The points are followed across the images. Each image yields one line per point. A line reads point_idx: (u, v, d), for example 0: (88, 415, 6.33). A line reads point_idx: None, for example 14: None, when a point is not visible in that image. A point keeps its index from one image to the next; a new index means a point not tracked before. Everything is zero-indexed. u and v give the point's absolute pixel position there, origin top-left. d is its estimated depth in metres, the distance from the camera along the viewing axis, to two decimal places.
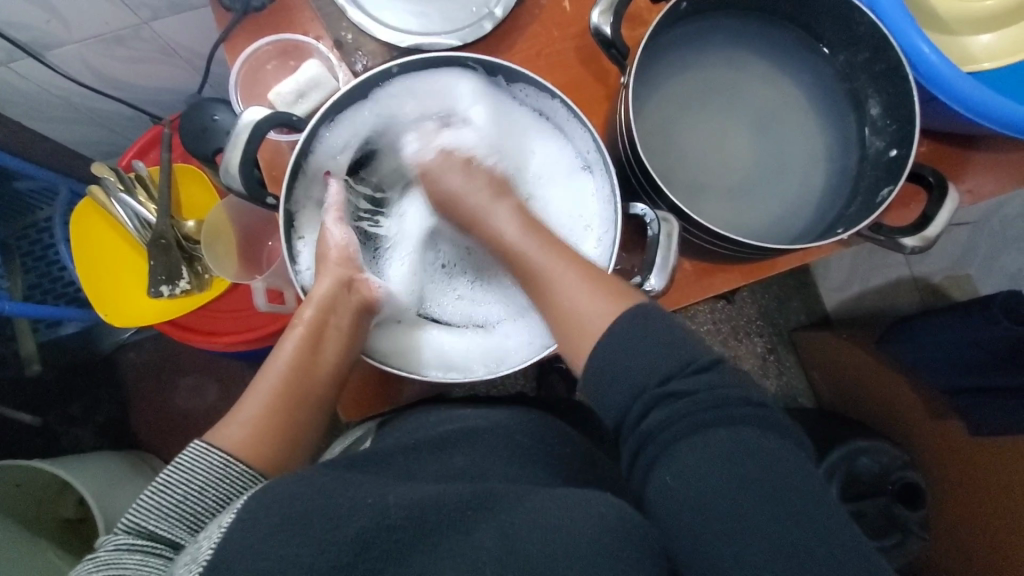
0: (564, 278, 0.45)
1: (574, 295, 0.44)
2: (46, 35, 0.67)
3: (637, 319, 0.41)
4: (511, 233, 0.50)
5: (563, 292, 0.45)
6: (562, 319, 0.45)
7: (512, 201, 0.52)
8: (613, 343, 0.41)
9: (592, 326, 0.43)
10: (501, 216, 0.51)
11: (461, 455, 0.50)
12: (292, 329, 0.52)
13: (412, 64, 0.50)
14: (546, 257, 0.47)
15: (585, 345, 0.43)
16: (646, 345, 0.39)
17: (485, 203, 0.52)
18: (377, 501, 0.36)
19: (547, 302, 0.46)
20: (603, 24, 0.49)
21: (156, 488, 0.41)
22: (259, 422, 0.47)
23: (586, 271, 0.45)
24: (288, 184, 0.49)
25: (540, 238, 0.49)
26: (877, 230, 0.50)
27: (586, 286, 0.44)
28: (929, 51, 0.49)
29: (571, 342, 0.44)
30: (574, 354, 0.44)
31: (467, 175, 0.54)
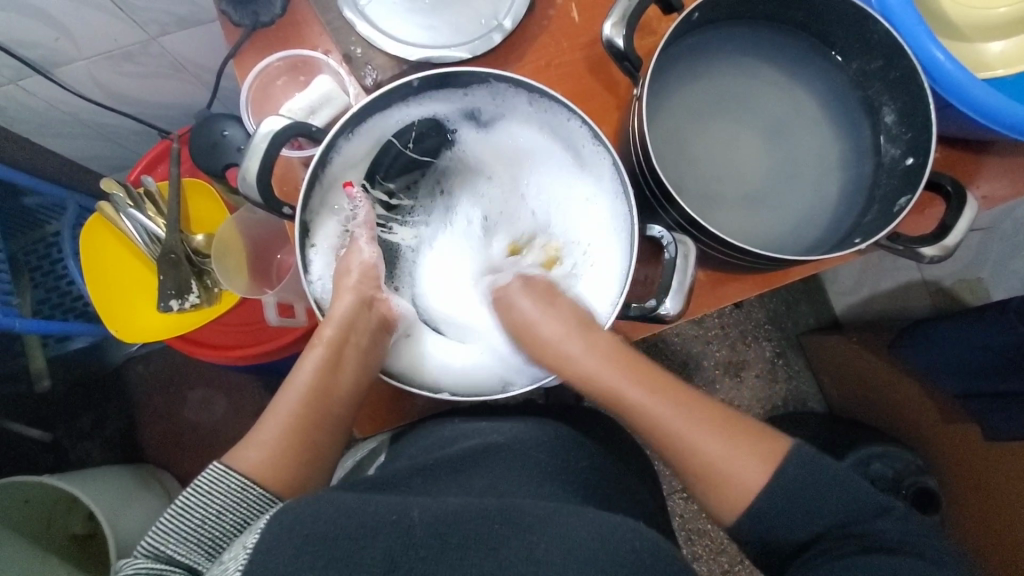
0: (693, 431, 0.49)
1: (711, 444, 0.49)
2: (56, 53, 0.68)
3: (791, 474, 0.47)
4: (609, 378, 0.52)
5: (699, 440, 0.49)
6: (704, 470, 0.49)
7: (598, 336, 0.53)
8: (777, 498, 0.47)
9: (750, 480, 0.47)
10: (596, 361, 0.52)
11: (480, 477, 0.49)
12: (312, 348, 0.52)
13: (433, 78, 0.49)
14: (673, 411, 0.50)
15: (739, 500, 0.48)
16: (816, 488, 0.47)
17: (557, 331, 0.53)
18: (399, 519, 0.36)
19: (680, 451, 0.50)
20: (616, 37, 0.48)
21: (175, 511, 0.41)
22: (277, 443, 0.47)
23: (718, 423, 0.50)
24: (306, 195, 0.49)
25: (667, 391, 0.51)
26: (894, 240, 0.50)
27: (717, 434, 0.49)
28: (944, 57, 0.49)
29: (720, 495, 0.49)
30: (720, 505, 0.49)
31: (546, 304, 0.54)
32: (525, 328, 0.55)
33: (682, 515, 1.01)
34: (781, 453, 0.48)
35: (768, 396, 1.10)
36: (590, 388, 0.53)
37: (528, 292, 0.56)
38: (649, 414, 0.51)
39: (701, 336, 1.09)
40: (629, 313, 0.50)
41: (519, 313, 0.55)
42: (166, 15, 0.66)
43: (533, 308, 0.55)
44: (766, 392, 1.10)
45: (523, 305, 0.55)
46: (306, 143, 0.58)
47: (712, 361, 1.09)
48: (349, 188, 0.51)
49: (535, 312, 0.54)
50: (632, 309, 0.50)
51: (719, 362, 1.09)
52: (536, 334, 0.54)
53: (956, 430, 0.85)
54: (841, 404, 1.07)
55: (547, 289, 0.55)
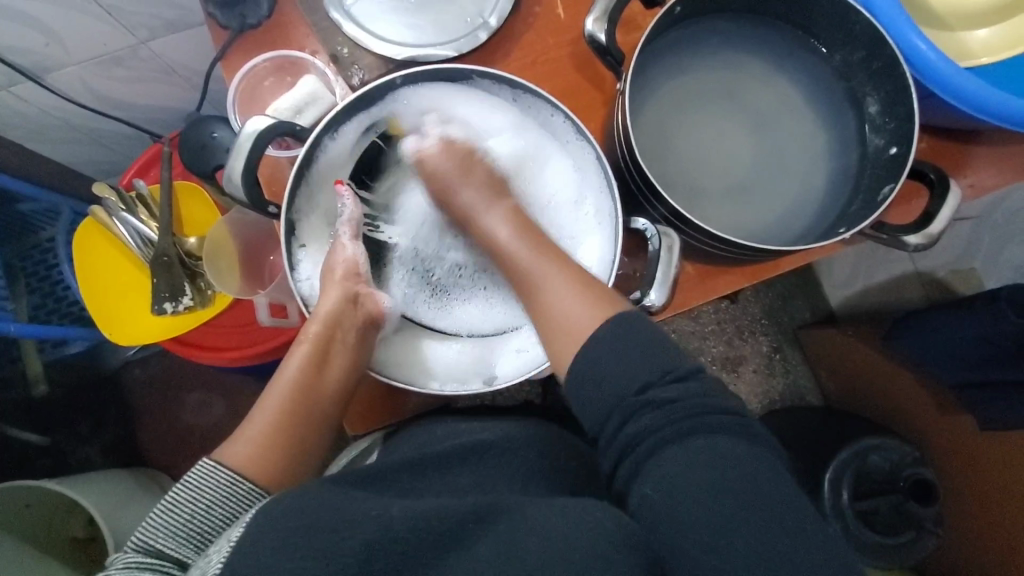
0: (552, 287, 0.46)
1: (561, 298, 0.45)
2: (46, 59, 0.68)
3: (622, 330, 0.42)
4: (506, 239, 0.50)
5: (550, 295, 0.46)
6: (549, 325, 0.46)
7: (507, 205, 0.52)
8: (603, 347, 0.42)
9: (580, 331, 0.44)
10: (495, 218, 0.51)
11: (466, 474, 0.50)
12: (298, 346, 0.53)
13: (415, 74, 0.49)
14: (534, 262, 0.48)
15: (570, 350, 0.44)
16: (628, 360, 0.41)
17: (477, 200, 0.52)
18: (383, 511, 0.36)
19: (537, 307, 0.47)
20: (598, 32, 0.49)
21: (164, 507, 0.41)
22: (265, 439, 0.47)
23: (575, 279, 0.46)
24: (291, 195, 0.49)
25: (535, 243, 0.49)
26: (879, 228, 0.50)
27: (573, 289, 0.46)
28: (926, 47, 0.49)
29: (555, 346, 0.45)
30: (557, 357, 0.45)
31: (487, 195, 0.53)
32: (441, 192, 0.54)
33: None
34: (616, 313, 0.44)
35: (764, 390, 1.10)
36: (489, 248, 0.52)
37: (450, 159, 0.54)
38: (522, 269, 0.48)
39: (697, 332, 1.09)
40: None
41: (438, 177, 0.54)
42: (154, 19, 0.67)
43: (474, 198, 0.53)
44: (763, 387, 1.10)
45: (445, 175, 0.53)
46: (293, 144, 0.58)
47: (709, 356, 1.09)
48: (339, 185, 0.51)
49: (472, 198, 0.53)
50: None
51: (715, 357, 1.09)
52: (455, 203, 0.54)
53: (952, 421, 0.85)
54: (838, 397, 1.08)
55: (493, 181, 0.53)
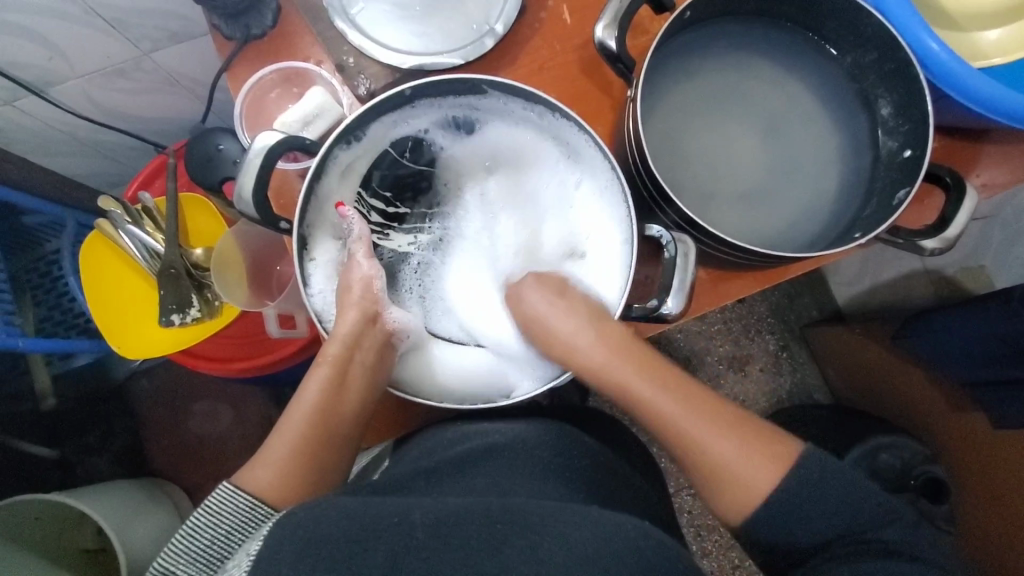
0: (711, 436, 0.49)
1: (725, 449, 0.49)
2: (49, 72, 0.68)
3: (803, 480, 0.48)
4: (620, 371, 0.51)
5: (706, 442, 0.49)
6: (717, 467, 0.49)
7: (610, 327, 0.51)
8: (782, 501, 0.48)
9: (757, 488, 0.48)
10: (585, 333, 0.51)
11: (482, 476, 0.50)
12: (317, 367, 0.52)
13: (425, 86, 0.48)
14: (672, 403, 0.50)
15: (749, 503, 0.48)
16: (825, 491, 0.47)
17: (574, 327, 0.51)
18: (404, 520, 0.36)
19: (693, 451, 0.50)
20: (608, 39, 0.48)
21: (186, 531, 0.42)
22: (284, 463, 0.48)
23: (733, 427, 0.50)
24: (302, 210, 0.48)
25: (659, 373, 0.51)
26: (895, 233, 0.50)
27: (733, 439, 0.49)
28: (938, 47, 0.48)
29: (727, 496, 0.49)
30: (730, 508, 0.49)
31: (559, 297, 0.52)
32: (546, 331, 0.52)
33: (689, 511, 1.01)
34: (795, 455, 0.49)
35: (772, 390, 1.10)
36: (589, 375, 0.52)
37: (537, 286, 0.53)
38: (653, 408, 0.51)
39: (704, 331, 1.08)
40: (631, 313, 0.50)
41: (529, 309, 0.53)
42: (158, 30, 0.67)
43: (545, 301, 0.52)
44: (771, 385, 1.10)
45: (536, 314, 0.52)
46: (301, 155, 0.58)
47: (716, 356, 1.09)
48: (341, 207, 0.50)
49: (551, 308, 0.52)
50: (635, 311, 0.50)
51: (722, 356, 1.09)
52: (540, 323, 0.52)
53: (962, 420, 0.85)
54: (845, 394, 1.07)
55: (561, 285, 0.53)
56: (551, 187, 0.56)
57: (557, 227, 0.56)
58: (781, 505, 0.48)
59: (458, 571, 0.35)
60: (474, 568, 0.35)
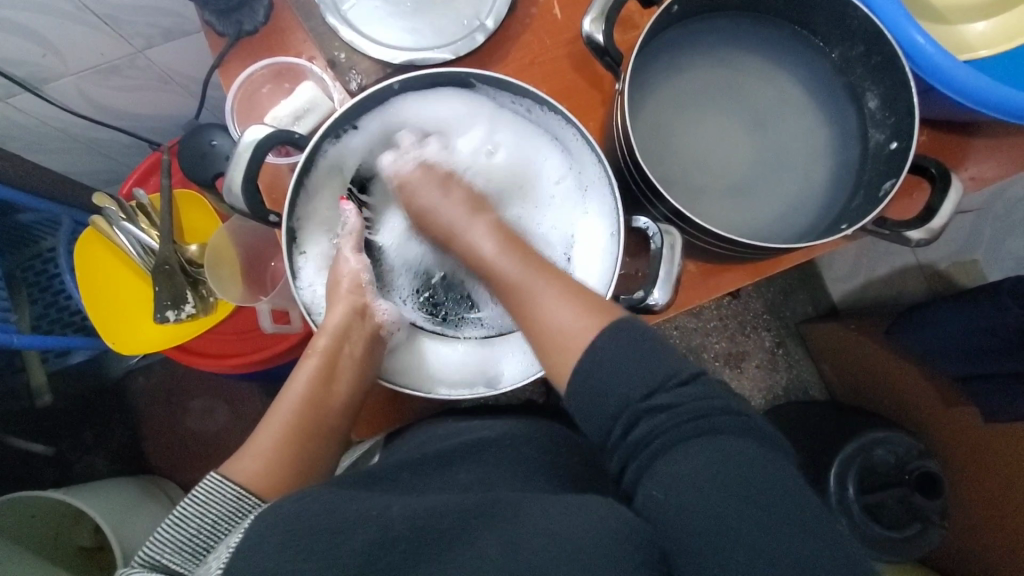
0: (548, 301, 0.44)
1: (557, 311, 0.43)
2: (43, 69, 0.68)
3: (617, 330, 0.41)
4: (484, 248, 0.49)
5: (541, 306, 0.44)
6: (545, 337, 0.44)
7: (488, 218, 0.51)
8: (597, 357, 0.40)
9: (578, 344, 0.42)
10: (477, 231, 0.50)
11: (467, 470, 0.50)
12: (306, 360, 0.53)
13: (413, 79, 0.49)
14: (518, 269, 0.47)
15: (568, 364, 0.42)
16: (626, 358, 0.39)
17: (459, 217, 0.51)
18: (381, 513, 0.37)
19: (526, 314, 0.45)
20: (595, 32, 0.48)
21: (174, 520, 0.42)
22: (272, 455, 0.48)
23: (561, 283, 0.45)
24: (292, 201, 0.49)
25: (520, 254, 0.48)
26: (881, 224, 0.50)
27: (571, 300, 0.43)
28: (924, 40, 0.49)
29: (551, 358, 0.43)
30: (555, 372, 0.43)
31: (444, 192, 0.52)
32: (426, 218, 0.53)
33: None
34: (618, 314, 0.43)
35: (767, 386, 1.10)
36: (472, 262, 0.50)
37: (453, 194, 0.52)
38: (507, 277, 0.47)
39: (698, 327, 1.09)
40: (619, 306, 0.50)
41: (419, 203, 0.53)
42: (151, 27, 0.67)
43: (434, 199, 0.52)
44: (767, 382, 1.10)
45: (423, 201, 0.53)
46: (293, 150, 0.58)
47: (711, 353, 1.09)
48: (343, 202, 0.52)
49: (450, 207, 0.52)
50: (621, 302, 0.50)
51: (718, 353, 1.09)
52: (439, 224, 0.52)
53: (956, 414, 0.85)
54: (840, 389, 1.08)
55: (444, 177, 0.53)
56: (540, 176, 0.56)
57: (546, 215, 0.56)
58: (600, 361, 0.40)
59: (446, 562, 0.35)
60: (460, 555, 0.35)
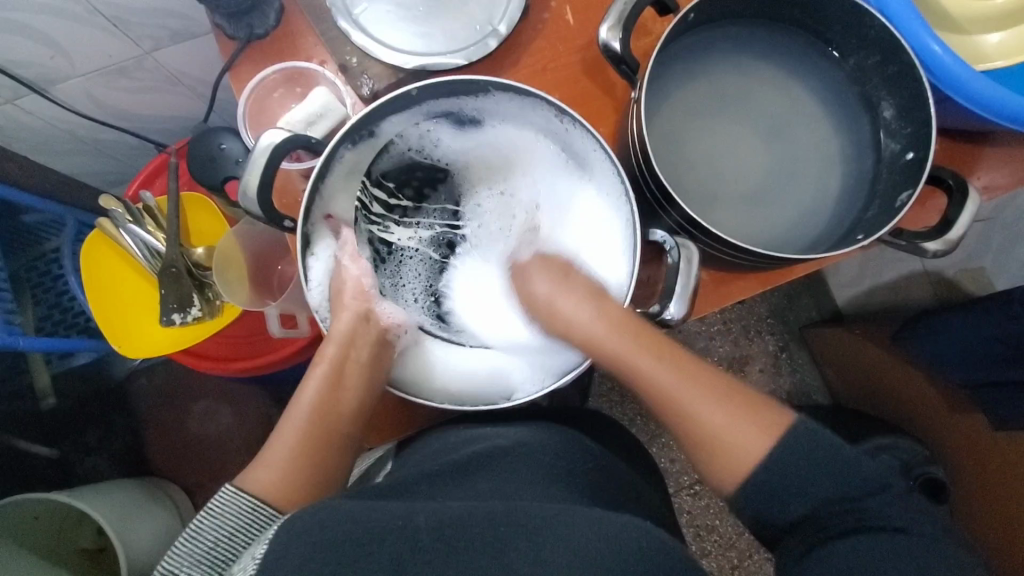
0: (706, 404, 0.50)
1: (707, 412, 0.50)
2: (51, 71, 0.67)
3: (794, 440, 0.48)
4: (610, 345, 0.52)
5: (699, 412, 0.50)
6: (699, 437, 0.50)
7: (604, 305, 0.53)
8: (769, 467, 0.47)
9: (742, 460, 0.48)
10: (587, 312, 0.53)
11: (485, 480, 0.49)
12: (316, 367, 0.55)
13: (432, 86, 0.48)
14: (670, 378, 0.51)
15: (740, 470, 0.48)
16: (800, 462, 0.47)
17: (573, 305, 0.54)
18: (406, 524, 0.36)
19: (682, 417, 0.51)
20: (612, 40, 0.48)
21: (189, 534, 0.42)
22: (285, 464, 0.48)
23: (714, 391, 0.51)
24: (308, 207, 0.48)
25: (654, 348, 0.52)
26: (898, 236, 0.50)
27: (719, 405, 0.50)
28: (941, 50, 0.49)
29: (720, 459, 0.49)
30: (721, 474, 0.49)
31: (561, 280, 0.55)
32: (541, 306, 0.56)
33: (688, 510, 1.01)
34: (783, 424, 0.49)
35: (772, 391, 1.10)
36: (585, 346, 0.54)
37: (544, 272, 0.56)
38: (652, 380, 0.52)
39: (704, 331, 1.08)
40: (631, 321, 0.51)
41: (533, 290, 0.56)
42: (160, 29, 0.67)
43: (549, 286, 0.56)
44: (771, 386, 1.10)
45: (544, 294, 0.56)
46: (304, 155, 0.58)
47: (716, 356, 1.09)
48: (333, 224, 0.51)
49: (552, 293, 0.55)
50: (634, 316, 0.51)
51: (723, 357, 1.09)
52: (550, 313, 0.55)
53: (963, 421, 0.86)
54: (844, 393, 1.08)
55: (565, 265, 0.56)
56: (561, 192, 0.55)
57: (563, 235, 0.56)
58: (772, 475, 0.47)
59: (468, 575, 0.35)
60: (481, 569, 0.35)
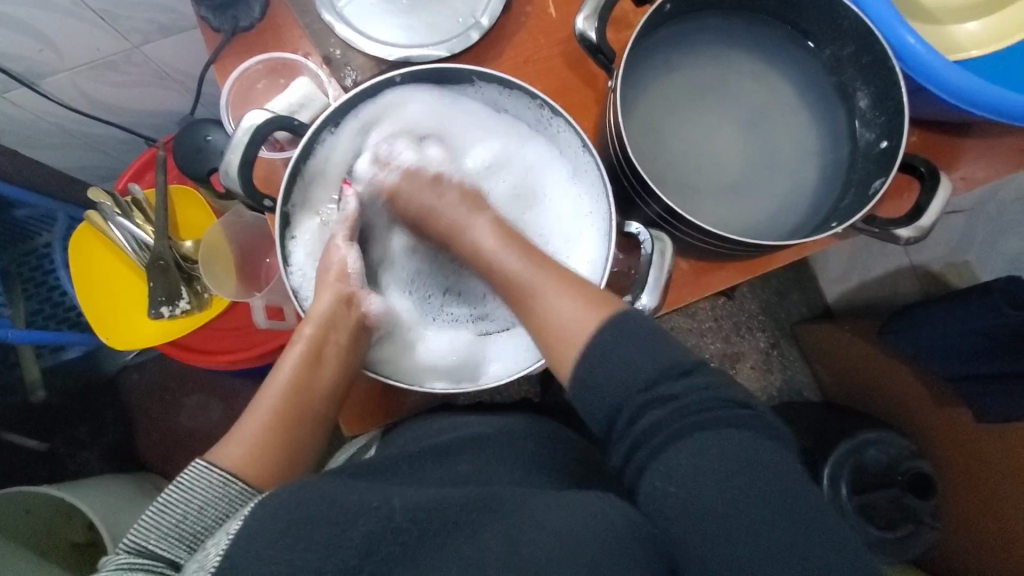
0: (548, 293, 0.44)
1: (558, 303, 0.43)
2: (39, 65, 0.68)
3: (625, 327, 0.40)
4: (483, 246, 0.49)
5: (545, 294, 0.44)
6: (545, 328, 0.44)
7: (484, 216, 0.52)
8: (602, 349, 0.40)
9: (577, 337, 0.42)
10: (478, 227, 0.51)
11: (466, 461, 0.51)
12: (292, 347, 0.53)
13: (414, 73, 0.49)
14: (519, 261, 0.47)
15: (570, 351, 0.42)
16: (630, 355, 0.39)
17: (454, 212, 0.52)
18: (382, 504, 0.37)
19: (528, 303, 0.45)
20: (588, 30, 0.49)
21: (159, 506, 0.42)
22: (258, 441, 0.48)
23: (564, 278, 0.45)
24: (288, 188, 0.49)
25: (518, 244, 0.49)
26: (870, 222, 0.50)
27: (572, 295, 0.43)
28: (914, 41, 0.49)
29: (553, 346, 0.43)
30: (559, 362, 0.43)
31: (436, 191, 0.54)
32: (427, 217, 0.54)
33: None
34: (622, 309, 0.42)
35: (762, 387, 1.10)
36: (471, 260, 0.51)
37: (419, 185, 0.55)
38: (541, 305, 0.44)
39: (694, 328, 1.09)
40: None
41: (413, 203, 0.55)
42: (147, 23, 0.67)
43: (425, 197, 0.54)
44: (761, 383, 1.10)
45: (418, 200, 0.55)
46: (286, 144, 0.58)
47: (706, 352, 1.09)
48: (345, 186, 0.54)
49: (427, 198, 0.54)
50: None
51: (713, 353, 1.09)
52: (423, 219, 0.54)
53: (948, 414, 0.85)
54: (834, 389, 1.08)
55: (433, 181, 0.55)
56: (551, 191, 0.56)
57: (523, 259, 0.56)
58: (599, 350, 0.40)
59: (439, 557, 0.35)
60: (453, 547, 0.35)
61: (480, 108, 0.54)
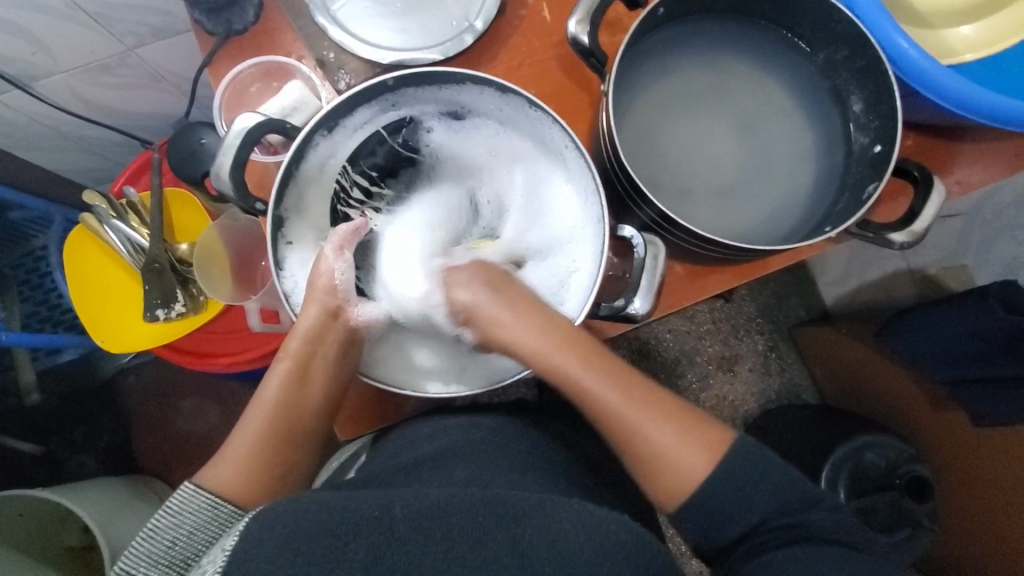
0: (649, 425, 0.49)
1: (662, 436, 0.49)
2: (33, 67, 0.68)
3: (733, 467, 0.48)
4: (560, 362, 0.49)
5: (649, 433, 0.49)
6: (651, 462, 0.49)
7: (538, 318, 0.50)
8: (715, 489, 0.48)
9: (687, 478, 0.48)
10: (527, 334, 0.49)
11: (460, 466, 0.50)
12: (278, 362, 0.54)
13: (407, 76, 0.49)
14: (607, 390, 0.49)
15: (681, 490, 0.48)
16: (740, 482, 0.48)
17: (503, 314, 0.50)
18: (384, 514, 0.37)
19: (629, 436, 0.49)
20: (580, 34, 0.49)
21: (148, 532, 0.43)
22: (246, 460, 0.50)
23: (668, 415, 0.50)
24: (280, 191, 0.48)
25: (606, 368, 0.50)
26: (864, 226, 0.50)
27: (670, 428, 0.49)
28: (908, 45, 0.49)
29: (658, 481, 0.49)
30: (662, 494, 0.49)
31: (490, 291, 0.51)
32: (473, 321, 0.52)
33: None
34: (725, 443, 0.49)
35: (760, 391, 1.10)
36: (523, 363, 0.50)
37: (477, 279, 0.53)
38: (646, 440, 0.49)
39: (692, 331, 1.09)
40: (599, 312, 0.51)
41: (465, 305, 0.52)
42: (141, 25, 0.67)
43: (474, 295, 0.52)
44: (759, 386, 1.10)
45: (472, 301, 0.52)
46: (280, 148, 0.58)
47: (705, 356, 1.09)
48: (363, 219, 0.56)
49: (477, 300, 0.51)
50: (602, 309, 0.51)
51: (712, 357, 1.09)
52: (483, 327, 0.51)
53: (945, 418, 0.85)
54: (832, 393, 1.08)
55: (496, 278, 0.53)
56: (539, 204, 0.55)
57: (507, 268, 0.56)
58: (712, 494, 0.48)
59: (427, 561, 0.35)
60: (446, 556, 0.35)
61: (477, 112, 0.53)
